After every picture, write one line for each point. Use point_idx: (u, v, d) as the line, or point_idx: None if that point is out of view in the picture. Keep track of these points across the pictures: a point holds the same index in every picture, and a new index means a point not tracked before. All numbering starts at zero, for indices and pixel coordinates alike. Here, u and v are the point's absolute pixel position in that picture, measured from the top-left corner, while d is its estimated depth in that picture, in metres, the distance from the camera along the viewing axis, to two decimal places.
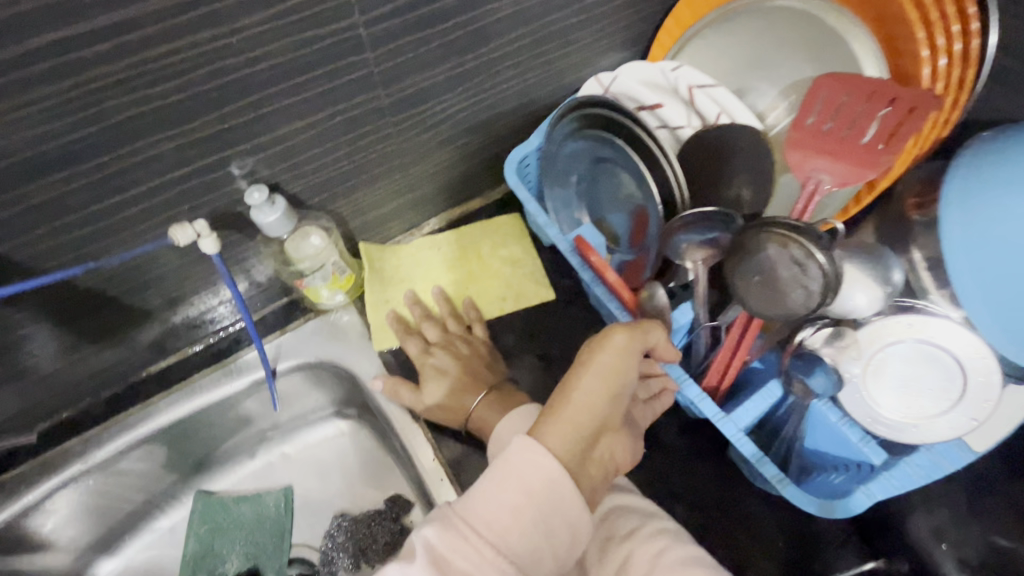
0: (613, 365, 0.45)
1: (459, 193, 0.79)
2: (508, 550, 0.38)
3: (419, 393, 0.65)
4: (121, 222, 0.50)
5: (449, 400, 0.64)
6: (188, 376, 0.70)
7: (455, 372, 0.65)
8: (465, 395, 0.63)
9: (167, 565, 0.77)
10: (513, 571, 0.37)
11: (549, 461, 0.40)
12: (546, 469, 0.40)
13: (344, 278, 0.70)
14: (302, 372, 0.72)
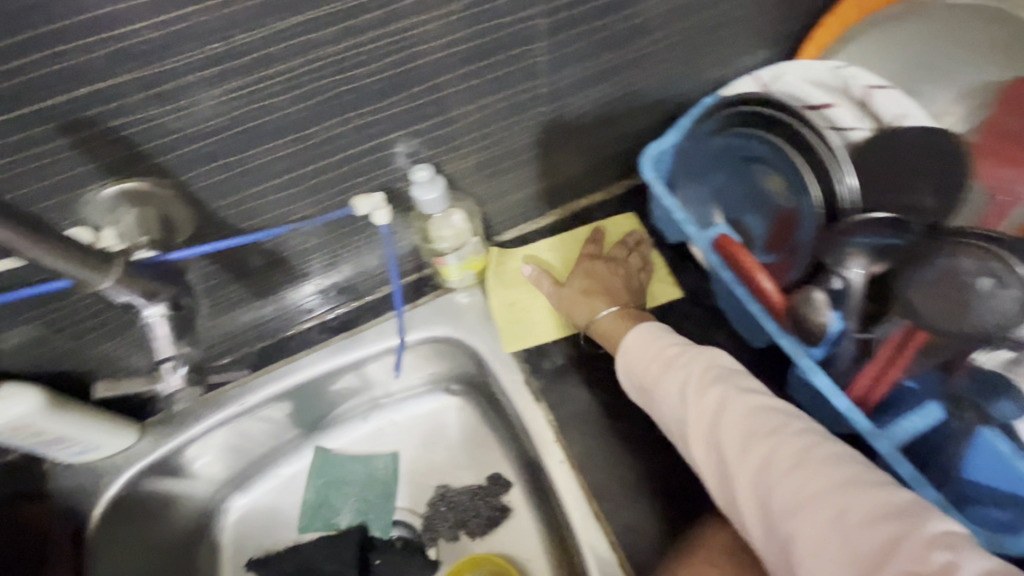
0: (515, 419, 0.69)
1: (586, 185, 0.80)
2: None
3: (558, 288, 0.70)
4: (306, 190, 0.55)
5: (582, 299, 0.68)
6: (329, 337, 0.76)
7: (595, 279, 0.69)
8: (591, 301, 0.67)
9: (288, 510, 0.82)
10: None
11: None
12: None
13: (476, 260, 0.72)
14: (427, 345, 0.76)
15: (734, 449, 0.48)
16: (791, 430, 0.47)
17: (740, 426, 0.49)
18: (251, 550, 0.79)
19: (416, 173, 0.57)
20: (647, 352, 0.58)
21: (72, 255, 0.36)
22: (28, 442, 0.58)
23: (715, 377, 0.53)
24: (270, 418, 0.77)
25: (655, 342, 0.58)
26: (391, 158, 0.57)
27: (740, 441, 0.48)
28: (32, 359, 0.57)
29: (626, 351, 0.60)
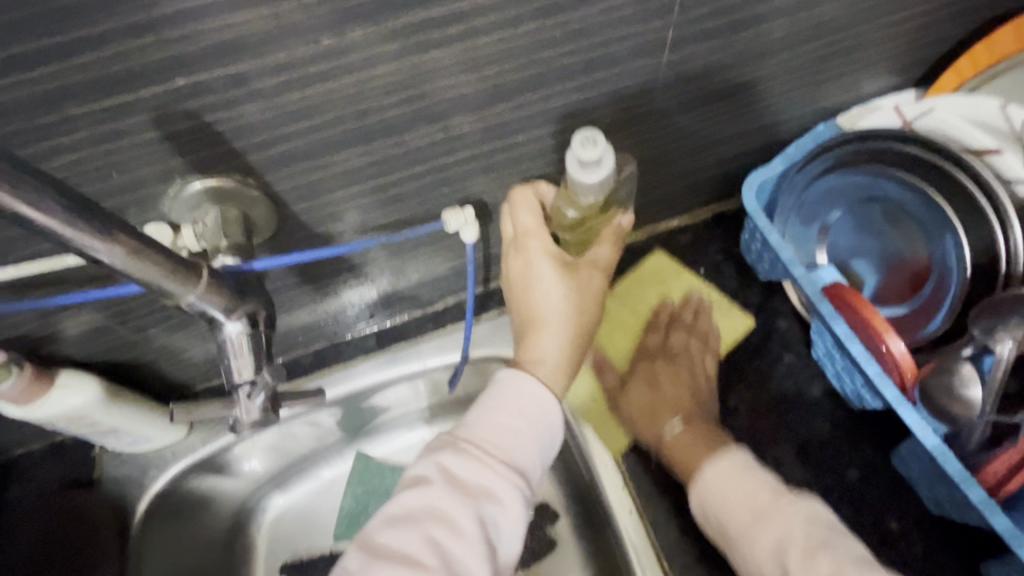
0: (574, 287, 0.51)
1: (671, 208, 0.74)
2: (511, 461, 0.46)
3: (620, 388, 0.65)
4: (390, 197, 0.51)
5: (652, 412, 0.61)
6: (388, 345, 0.73)
7: (664, 388, 0.62)
8: (658, 417, 0.61)
9: (325, 516, 0.77)
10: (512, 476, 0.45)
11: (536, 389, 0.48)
12: (538, 395, 0.48)
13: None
14: (488, 363, 0.72)
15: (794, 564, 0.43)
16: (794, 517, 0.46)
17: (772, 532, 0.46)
18: (285, 553, 0.75)
19: (583, 148, 0.42)
20: (733, 492, 0.49)
21: (162, 263, 0.33)
22: (81, 431, 0.57)
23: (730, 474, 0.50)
24: (319, 423, 0.75)
25: (740, 484, 0.49)
26: (482, 169, 0.53)
27: (758, 524, 0.47)
28: (95, 349, 0.55)
29: (704, 483, 0.51)
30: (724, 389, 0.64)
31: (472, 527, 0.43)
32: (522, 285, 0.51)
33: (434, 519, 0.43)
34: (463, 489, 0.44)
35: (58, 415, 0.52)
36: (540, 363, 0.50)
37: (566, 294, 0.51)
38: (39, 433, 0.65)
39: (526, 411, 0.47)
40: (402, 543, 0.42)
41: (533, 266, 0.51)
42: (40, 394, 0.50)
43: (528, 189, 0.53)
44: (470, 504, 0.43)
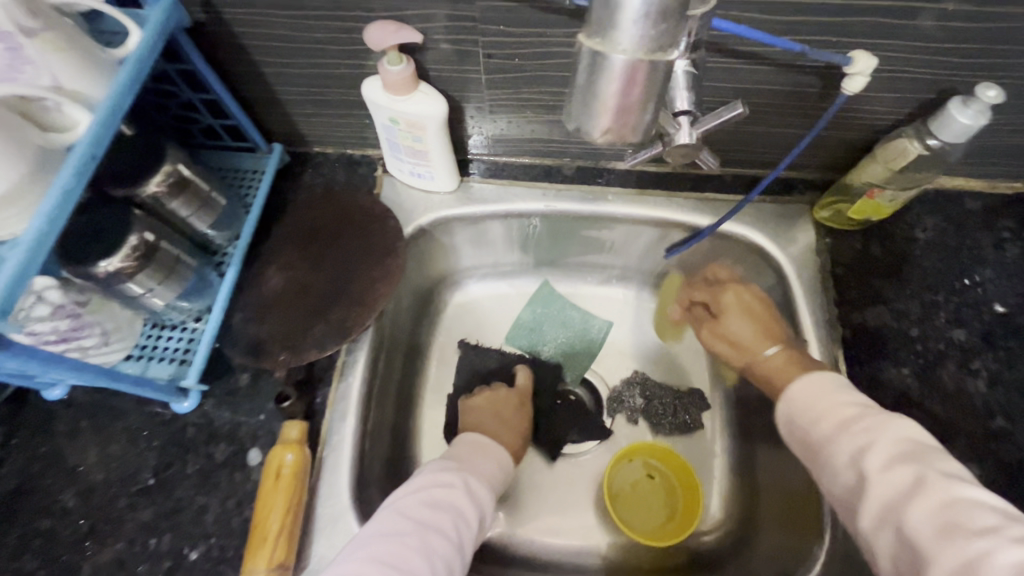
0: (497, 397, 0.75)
1: (990, 167, 0.68)
2: (460, 497, 0.53)
3: (715, 322, 0.69)
4: (786, 24, 0.50)
5: (749, 339, 0.64)
6: (643, 188, 0.74)
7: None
8: (760, 341, 0.63)
9: (501, 319, 0.88)
10: (466, 512, 0.53)
11: (492, 446, 0.64)
12: (501, 453, 0.64)
13: (883, 207, 0.65)
14: (722, 242, 0.74)
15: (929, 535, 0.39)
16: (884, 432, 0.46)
17: (935, 519, 0.40)
18: (458, 331, 0.86)
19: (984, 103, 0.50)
20: (817, 403, 0.51)
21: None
22: (405, 142, 0.64)
23: (909, 452, 0.44)
24: (545, 233, 0.79)
25: (828, 399, 0.50)
26: (881, 34, 0.50)
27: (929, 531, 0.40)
28: (439, 74, 0.60)
29: (792, 396, 0.53)
30: (969, 349, 0.63)
31: (444, 530, 0.50)
32: (477, 415, 0.73)
33: (421, 500, 0.52)
34: (432, 503, 0.52)
35: (409, 113, 0.60)
36: (495, 433, 0.71)
37: (502, 424, 0.72)
38: (342, 138, 0.73)
39: (488, 452, 0.63)
40: (419, 515, 0.50)
41: (480, 420, 0.72)
42: (408, 88, 0.58)
43: (503, 390, 0.76)
44: (437, 527, 0.50)
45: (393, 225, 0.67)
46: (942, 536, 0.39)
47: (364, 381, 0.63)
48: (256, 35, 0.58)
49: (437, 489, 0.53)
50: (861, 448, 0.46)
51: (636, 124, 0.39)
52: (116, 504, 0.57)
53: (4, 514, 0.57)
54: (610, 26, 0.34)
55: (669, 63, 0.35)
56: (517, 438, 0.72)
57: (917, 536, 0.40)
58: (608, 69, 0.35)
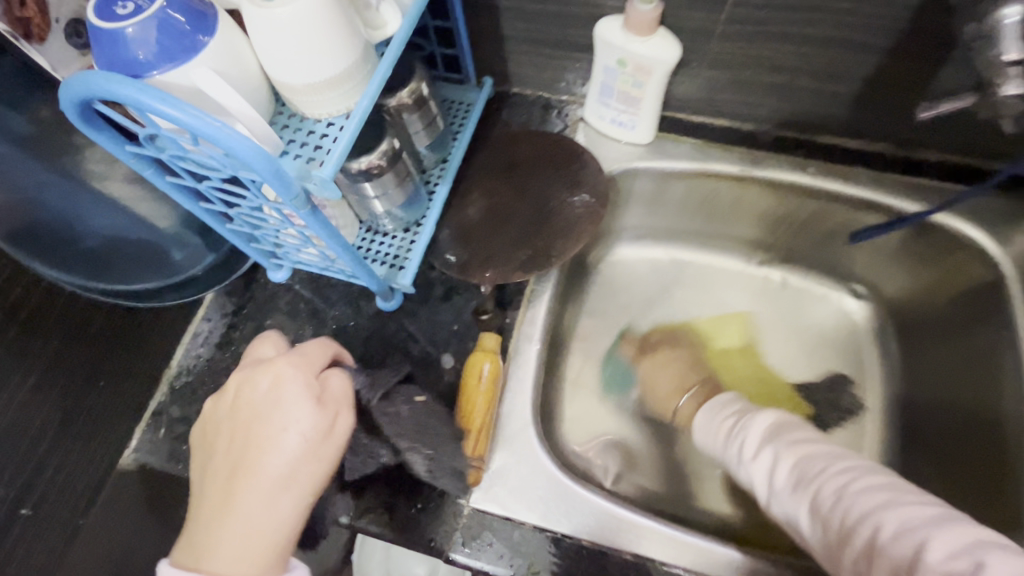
0: (310, 352, 0.47)
1: None
2: (254, 509, 0.41)
3: (648, 386, 0.84)
4: None
5: (662, 396, 0.82)
6: (847, 165, 0.71)
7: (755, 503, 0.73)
8: (671, 399, 0.82)
9: (655, 283, 0.89)
10: (251, 526, 0.41)
11: (287, 422, 0.43)
12: (296, 426, 0.43)
13: None
14: (927, 233, 0.70)
15: (827, 502, 0.52)
16: (835, 471, 0.53)
17: (794, 475, 0.56)
18: (612, 288, 0.88)
19: None
20: (713, 426, 0.68)
21: None
22: (622, 86, 0.66)
23: (804, 457, 0.56)
24: (725, 200, 0.79)
25: (712, 425, 0.69)
26: None
27: (795, 484, 0.56)
28: (677, 19, 0.61)
29: (697, 427, 0.71)
30: None
31: (215, 560, 0.40)
32: (248, 410, 0.44)
33: (215, 504, 0.42)
34: (220, 504, 0.41)
35: (641, 54, 0.61)
36: (276, 421, 0.43)
37: (293, 423, 0.43)
38: (548, 79, 0.75)
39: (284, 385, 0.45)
40: (213, 525, 0.41)
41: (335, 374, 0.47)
42: (649, 30, 0.59)
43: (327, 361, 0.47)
44: (229, 532, 0.40)
45: (593, 166, 0.70)
46: (837, 504, 0.51)
47: (549, 311, 0.66)
48: None
49: (225, 479, 0.42)
50: (742, 444, 0.62)
51: None
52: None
53: (234, 371, 0.65)
54: None
55: None
56: (309, 446, 0.43)
57: (820, 500, 0.52)
58: None
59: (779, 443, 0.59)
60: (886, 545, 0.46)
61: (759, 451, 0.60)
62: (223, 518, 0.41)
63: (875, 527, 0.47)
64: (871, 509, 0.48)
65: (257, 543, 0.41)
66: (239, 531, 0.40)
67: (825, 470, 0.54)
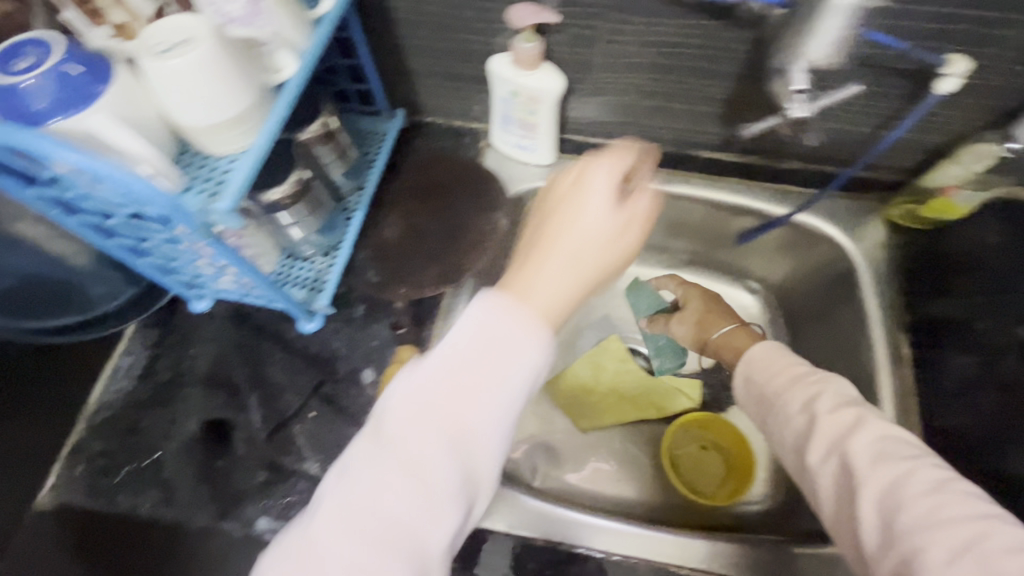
0: (563, 190, 0.45)
1: None
2: (476, 415, 0.37)
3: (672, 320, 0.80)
4: (890, 25, 0.55)
5: (699, 330, 0.76)
6: (725, 176, 0.80)
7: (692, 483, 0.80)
8: (705, 328, 0.75)
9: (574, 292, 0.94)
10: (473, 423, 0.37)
11: (521, 311, 0.39)
12: (526, 329, 0.39)
13: (957, 205, 0.69)
14: (797, 232, 0.80)
15: (867, 469, 0.45)
16: (924, 459, 0.45)
17: (870, 448, 0.46)
18: None
19: None
20: (774, 365, 0.57)
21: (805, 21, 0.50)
22: (519, 114, 0.72)
23: (854, 401, 0.50)
24: None
25: (780, 359, 0.58)
26: (978, 39, 0.55)
27: (865, 457, 0.46)
28: (560, 54, 0.68)
29: (750, 360, 0.60)
30: None
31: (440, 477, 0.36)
32: (526, 251, 0.43)
33: (401, 461, 0.36)
34: (410, 470, 0.36)
35: (529, 86, 0.68)
36: (533, 293, 0.40)
37: (561, 272, 0.42)
38: (457, 109, 0.81)
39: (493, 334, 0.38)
40: (374, 481, 0.36)
41: (593, 172, 0.44)
42: (533, 64, 0.66)
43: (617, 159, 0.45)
44: (411, 478, 0.36)
45: (496, 187, 0.75)
46: (929, 497, 0.42)
47: None
48: (407, 11, 0.67)
49: (461, 373, 0.38)
50: (809, 396, 0.52)
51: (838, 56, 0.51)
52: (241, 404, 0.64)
53: (154, 401, 0.66)
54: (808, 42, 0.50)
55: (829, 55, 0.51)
56: (603, 254, 0.43)
57: (856, 464, 0.46)
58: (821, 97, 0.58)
59: (859, 401, 0.50)
60: (910, 529, 0.41)
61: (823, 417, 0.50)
62: (418, 481, 0.36)
63: (908, 506, 0.42)
64: (905, 493, 0.43)
65: (464, 471, 0.37)
66: (392, 513, 0.36)
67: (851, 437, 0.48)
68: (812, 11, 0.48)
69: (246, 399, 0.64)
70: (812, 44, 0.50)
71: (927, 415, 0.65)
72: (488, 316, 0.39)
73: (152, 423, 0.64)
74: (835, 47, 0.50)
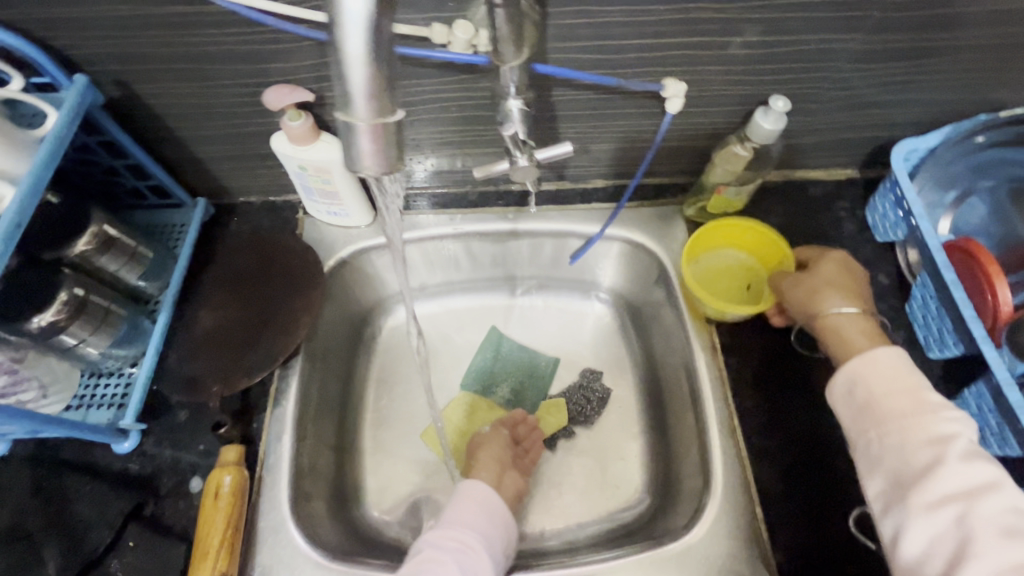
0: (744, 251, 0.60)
1: (820, 160, 0.81)
2: (477, 531, 0.66)
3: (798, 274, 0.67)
4: (614, 61, 0.61)
5: (823, 290, 0.64)
6: (540, 205, 0.84)
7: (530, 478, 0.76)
8: (817, 297, 0.64)
9: (431, 338, 0.93)
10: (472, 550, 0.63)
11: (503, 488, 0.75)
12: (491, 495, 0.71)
13: (732, 201, 0.77)
14: (614, 243, 0.84)
15: (900, 485, 0.48)
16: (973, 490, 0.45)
17: (913, 471, 0.48)
18: (391, 355, 0.90)
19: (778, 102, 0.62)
20: (885, 374, 0.53)
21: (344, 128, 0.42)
22: (316, 185, 0.72)
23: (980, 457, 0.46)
24: (462, 252, 0.88)
25: (892, 377, 0.52)
26: (691, 61, 0.62)
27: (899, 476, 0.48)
28: (340, 123, 0.69)
29: (873, 360, 0.54)
30: None
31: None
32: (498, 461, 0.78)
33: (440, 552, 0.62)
34: (442, 564, 0.61)
35: (314, 160, 0.68)
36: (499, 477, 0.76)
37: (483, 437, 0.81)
38: (266, 186, 0.80)
39: (475, 499, 0.70)
40: (434, 563, 0.61)
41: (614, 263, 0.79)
42: (311, 137, 0.66)
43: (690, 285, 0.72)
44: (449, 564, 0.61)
45: (312, 259, 0.75)
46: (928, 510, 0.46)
47: (297, 403, 0.69)
48: (170, 105, 0.65)
49: (460, 537, 0.64)
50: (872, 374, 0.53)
51: (391, 162, 0.45)
52: (42, 556, 0.58)
53: None
54: (354, 154, 0.43)
55: (389, 121, 0.42)
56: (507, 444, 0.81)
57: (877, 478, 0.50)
58: (361, 128, 0.42)
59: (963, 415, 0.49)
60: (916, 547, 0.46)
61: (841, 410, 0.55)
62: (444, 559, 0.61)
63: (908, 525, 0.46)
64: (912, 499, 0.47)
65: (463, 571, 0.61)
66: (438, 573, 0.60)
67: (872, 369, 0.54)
68: (343, 128, 0.43)
69: (44, 549, 0.58)
70: (355, 155, 0.43)
71: (744, 394, 0.70)
72: (469, 489, 0.71)
73: None
74: (378, 160, 0.44)
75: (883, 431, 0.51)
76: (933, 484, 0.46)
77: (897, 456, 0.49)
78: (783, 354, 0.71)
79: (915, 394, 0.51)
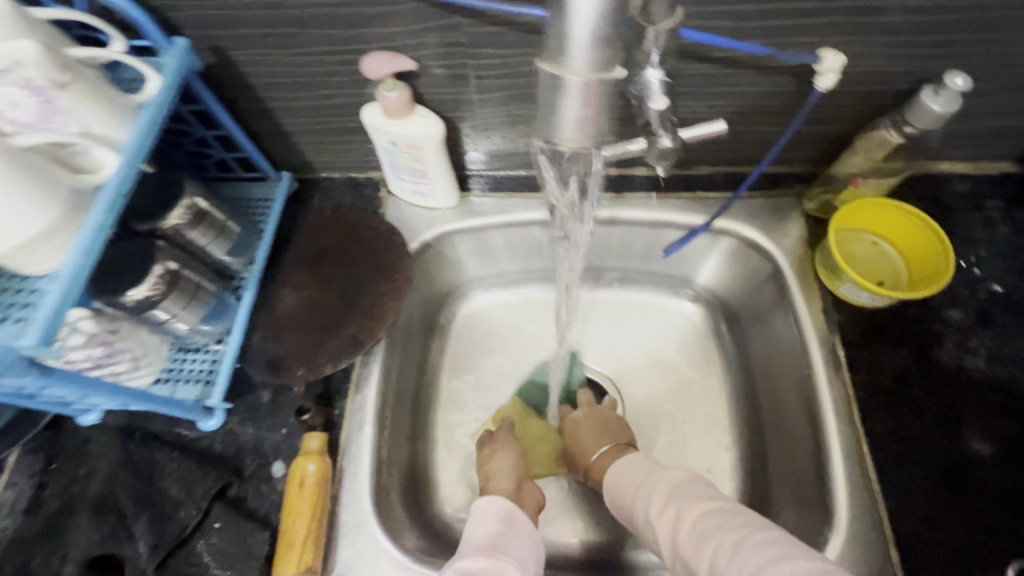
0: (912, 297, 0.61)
1: (972, 150, 0.70)
2: (501, 553, 0.56)
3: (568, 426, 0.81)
4: (754, 28, 0.53)
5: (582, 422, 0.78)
6: (636, 191, 0.77)
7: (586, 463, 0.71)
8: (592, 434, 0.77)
9: (507, 328, 0.88)
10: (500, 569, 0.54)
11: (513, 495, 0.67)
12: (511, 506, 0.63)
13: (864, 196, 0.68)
14: (717, 237, 0.76)
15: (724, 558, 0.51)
16: (740, 528, 0.53)
17: (694, 532, 0.55)
18: (466, 344, 0.87)
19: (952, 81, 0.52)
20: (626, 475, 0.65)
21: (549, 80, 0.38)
22: (405, 163, 0.68)
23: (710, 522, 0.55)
24: (546, 240, 0.82)
25: (631, 471, 0.65)
26: (845, 30, 0.53)
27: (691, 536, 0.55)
28: (434, 96, 0.64)
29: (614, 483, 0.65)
30: (966, 329, 0.65)
31: None
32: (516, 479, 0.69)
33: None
34: None
35: (406, 136, 0.64)
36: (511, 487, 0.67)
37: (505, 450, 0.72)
38: (349, 162, 0.77)
39: (493, 516, 0.61)
40: None
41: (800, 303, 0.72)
42: (406, 111, 0.62)
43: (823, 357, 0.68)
44: None
45: (397, 241, 0.71)
46: (734, 560, 0.51)
47: (379, 391, 0.66)
48: (264, 73, 0.62)
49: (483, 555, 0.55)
50: (667, 507, 0.59)
51: (594, 129, 0.41)
52: (132, 530, 0.58)
53: (43, 536, 0.59)
54: (555, 115, 0.40)
55: (607, 82, 0.38)
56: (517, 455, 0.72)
57: (682, 535, 0.56)
58: (570, 89, 0.38)
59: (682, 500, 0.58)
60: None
61: (651, 513, 0.59)
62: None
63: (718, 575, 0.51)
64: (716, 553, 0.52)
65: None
66: None
67: (751, 531, 0.52)
68: (551, 84, 0.38)
69: (135, 523, 0.58)
70: (557, 121, 0.40)
71: (872, 417, 0.61)
72: (485, 506, 0.62)
73: (41, 563, 0.58)
74: (581, 126, 0.40)
75: (685, 528, 0.56)
76: (733, 546, 0.52)
77: (699, 539, 0.55)
78: (923, 374, 0.63)
79: (675, 491, 0.60)
